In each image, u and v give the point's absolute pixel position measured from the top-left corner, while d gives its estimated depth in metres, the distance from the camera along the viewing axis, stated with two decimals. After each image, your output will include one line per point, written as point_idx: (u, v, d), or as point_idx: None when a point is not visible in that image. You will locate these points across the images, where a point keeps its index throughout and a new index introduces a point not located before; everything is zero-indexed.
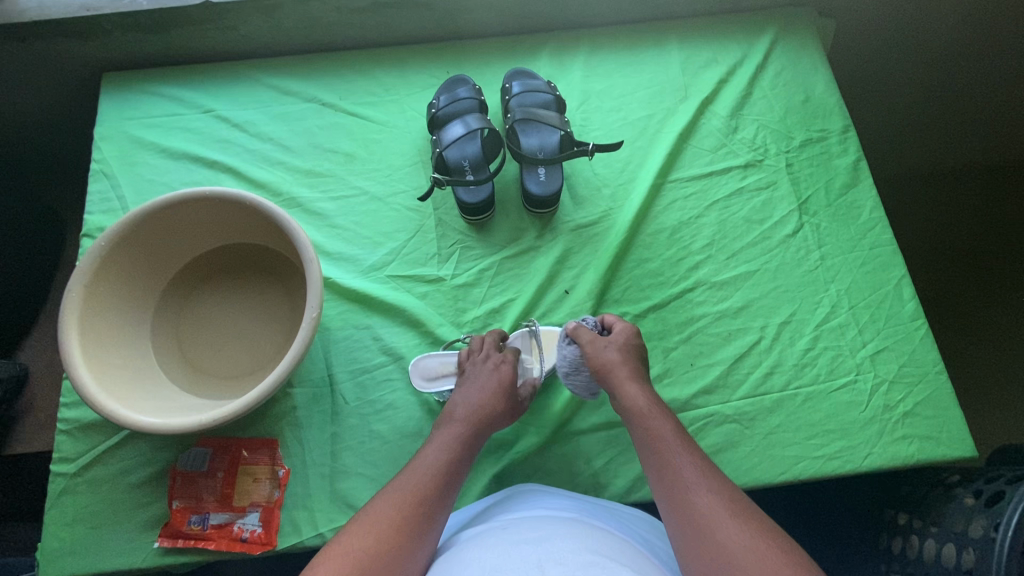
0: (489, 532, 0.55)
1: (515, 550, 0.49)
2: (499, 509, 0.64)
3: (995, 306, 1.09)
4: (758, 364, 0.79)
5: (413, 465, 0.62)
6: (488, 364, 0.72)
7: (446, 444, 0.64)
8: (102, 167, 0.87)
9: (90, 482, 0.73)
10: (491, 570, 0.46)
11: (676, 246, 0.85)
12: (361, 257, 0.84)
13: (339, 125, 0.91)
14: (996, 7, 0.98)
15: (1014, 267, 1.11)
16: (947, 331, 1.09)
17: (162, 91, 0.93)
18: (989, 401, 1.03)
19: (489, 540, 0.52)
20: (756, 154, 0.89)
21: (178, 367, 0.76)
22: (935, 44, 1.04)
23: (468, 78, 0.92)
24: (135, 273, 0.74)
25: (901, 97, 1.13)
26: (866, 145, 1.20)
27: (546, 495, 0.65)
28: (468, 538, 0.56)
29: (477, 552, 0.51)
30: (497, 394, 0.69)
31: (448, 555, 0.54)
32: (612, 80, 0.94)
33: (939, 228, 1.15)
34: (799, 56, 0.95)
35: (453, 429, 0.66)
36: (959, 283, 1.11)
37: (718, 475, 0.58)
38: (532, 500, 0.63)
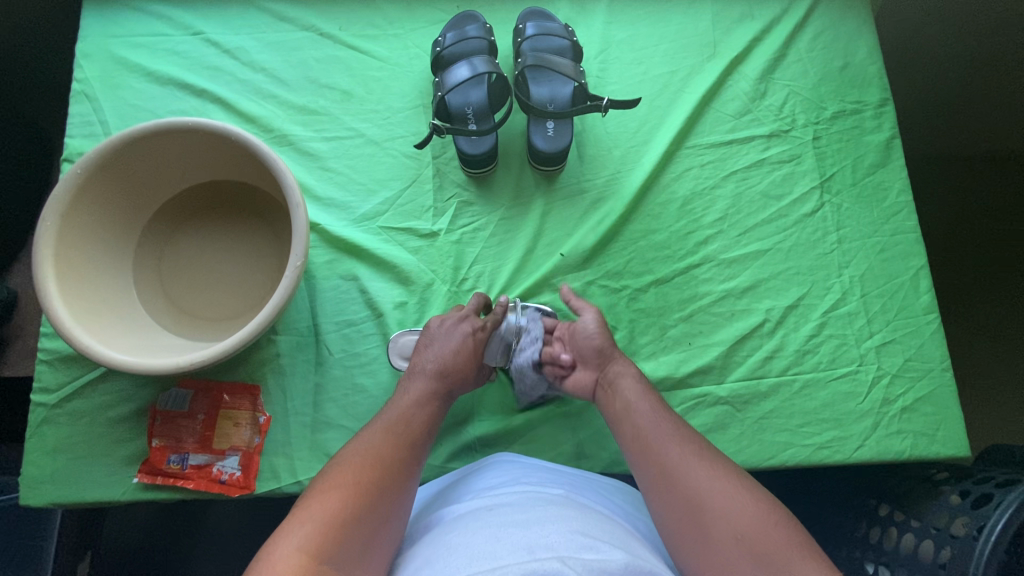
0: (473, 516, 0.53)
1: (502, 536, 0.47)
2: (482, 482, 0.62)
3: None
4: (759, 347, 0.76)
5: (386, 410, 0.61)
6: (460, 327, 0.68)
7: (419, 392, 0.63)
8: (83, 88, 0.82)
9: (70, 414, 0.72)
10: (478, 557, 0.45)
11: (686, 218, 0.80)
12: (353, 205, 0.80)
13: (336, 59, 0.84)
14: None
15: None
16: (955, 325, 1.05)
17: (147, 7, 0.85)
18: (987, 397, 1.01)
19: (477, 523, 0.51)
20: (782, 123, 0.83)
21: (160, 304, 0.74)
22: (994, 12, 0.94)
23: (478, 15, 0.84)
24: (115, 205, 0.71)
25: (950, 71, 1.03)
26: (904, 121, 1.12)
27: (529, 470, 0.63)
28: (452, 520, 0.54)
29: (463, 538, 0.49)
30: (467, 354, 0.66)
31: (432, 538, 0.52)
32: (636, 29, 0.86)
33: (966, 217, 1.09)
34: (844, 16, 0.86)
35: (427, 380, 0.64)
36: (984, 278, 1.06)
37: (682, 427, 0.60)
38: (515, 475, 0.62)
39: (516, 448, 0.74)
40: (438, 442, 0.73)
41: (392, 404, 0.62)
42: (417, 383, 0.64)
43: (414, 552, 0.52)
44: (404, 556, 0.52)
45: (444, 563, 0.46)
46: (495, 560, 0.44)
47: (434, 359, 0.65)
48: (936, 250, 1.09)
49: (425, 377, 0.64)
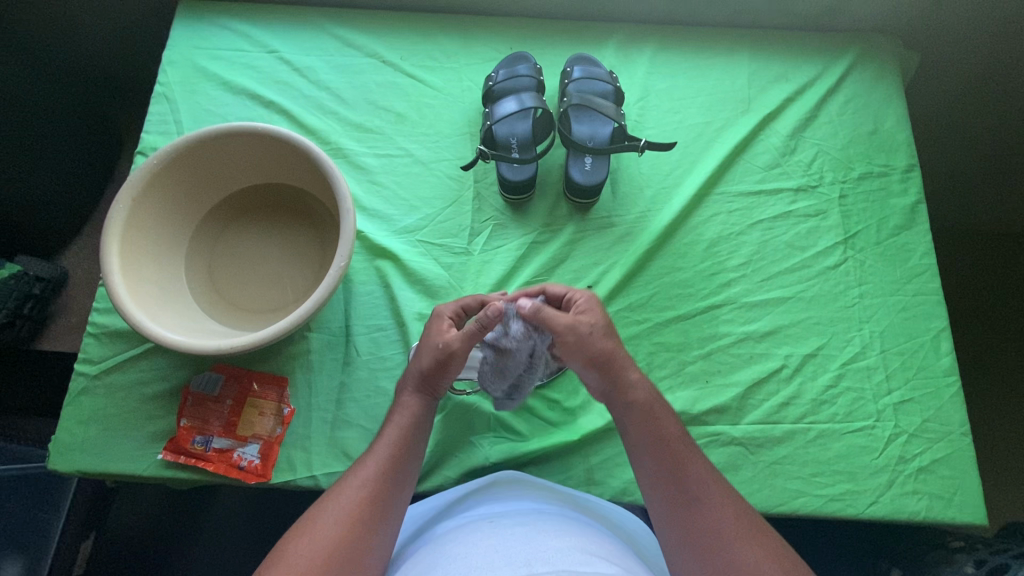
0: (477, 525, 0.55)
1: (501, 547, 0.49)
2: (488, 495, 0.64)
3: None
4: (776, 392, 0.77)
5: (378, 440, 0.60)
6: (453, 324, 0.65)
7: (402, 424, 0.61)
8: (165, 90, 0.90)
9: (108, 386, 0.76)
10: (476, 567, 0.46)
11: (712, 260, 0.83)
12: (395, 217, 0.85)
13: (395, 85, 0.91)
14: None
15: None
16: (975, 396, 1.05)
17: (230, 25, 0.94)
18: (1005, 475, 0.99)
19: (478, 533, 0.53)
20: (810, 179, 0.86)
21: (206, 292, 0.78)
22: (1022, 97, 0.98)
23: (529, 55, 0.90)
24: (180, 196, 0.77)
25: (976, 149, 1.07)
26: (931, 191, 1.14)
27: (532, 487, 0.65)
28: (457, 527, 0.56)
29: (464, 548, 0.50)
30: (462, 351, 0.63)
31: (436, 544, 0.54)
32: (676, 80, 0.90)
33: (988, 289, 1.10)
34: (874, 85, 0.91)
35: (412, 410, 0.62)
36: (1007, 351, 1.06)
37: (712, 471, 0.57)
38: (521, 492, 0.63)
39: (527, 465, 0.75)
40: (452, 453, 0.75)
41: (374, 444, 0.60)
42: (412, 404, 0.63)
43: (416, 556, 0.54)
44: (410, 560, 0.54)
45: (444, 570, 0.47)
46: (493, 571, 0.45)
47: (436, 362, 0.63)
48: (959, 320, 1.10)
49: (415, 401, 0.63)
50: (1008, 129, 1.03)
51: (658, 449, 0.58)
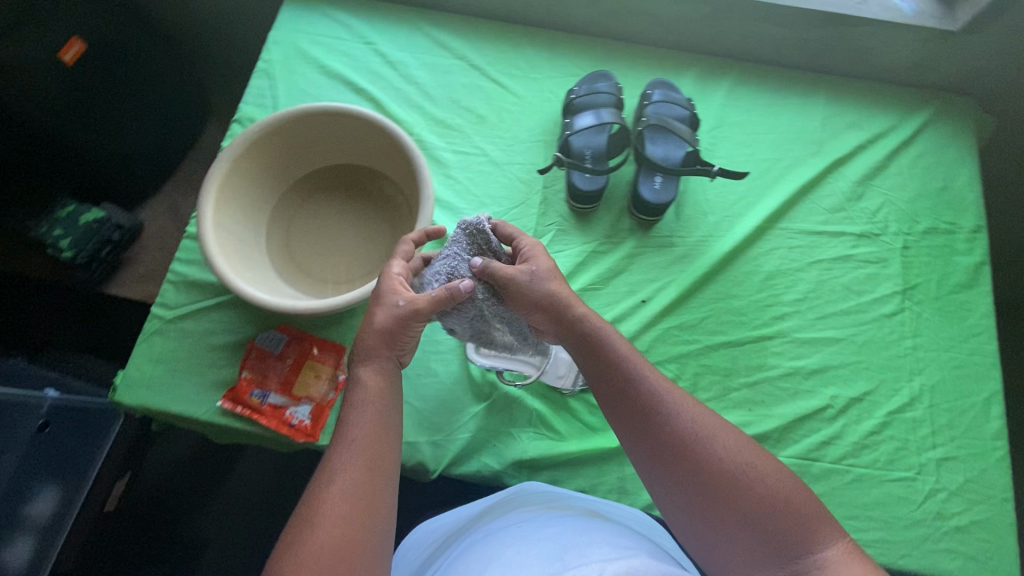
0: (507, 529, 0.58)
1: (532, 548, 0.51)
2: (514, 501, 0.67)
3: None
4: (818, 430, 0.77)
5: (354, 416, 0.55)
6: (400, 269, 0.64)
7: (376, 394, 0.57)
8: (267, 67, 0.96)
9: (179, 331, 0.81)
10: (512, 564, 0.49)
11: (767, 291, 0.84)
12: (464, 211, 0.89)
13: (479, 88, 0.96)
14: None
15: None
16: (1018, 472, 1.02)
17: (334, 16, 1.01)
18: None
19: (510, 536, 0.55)
20: (873, 227, 0.87)
21: (281, 257, 0.83)
22: None
23: (611, 74, 0.94)
24: (272, 164, 0.82)
25: None
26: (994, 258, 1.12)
27: (550, 491, 0.69)
28: (489, 532, 0.59)
29: (499, 550, 0.53)
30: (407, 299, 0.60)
31: (471, 547, 0.57)
32: (750, 116, 0.93)
33: None
34: (947, 144, 0.91)
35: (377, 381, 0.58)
36: None
37: (664, 379, 0.58)
38: (545, 498, 0.66)
39: (562, 465, 0.76)
40: (491, 441, 0.77)
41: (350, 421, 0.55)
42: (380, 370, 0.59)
43: (453, 559, 0.57)
44: (447, 563, 0.57)
45: (482, 569, 0.50)
46: (528, 567, 0.47)
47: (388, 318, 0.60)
48: None
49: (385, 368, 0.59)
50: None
51: (609, 367, 0.59)
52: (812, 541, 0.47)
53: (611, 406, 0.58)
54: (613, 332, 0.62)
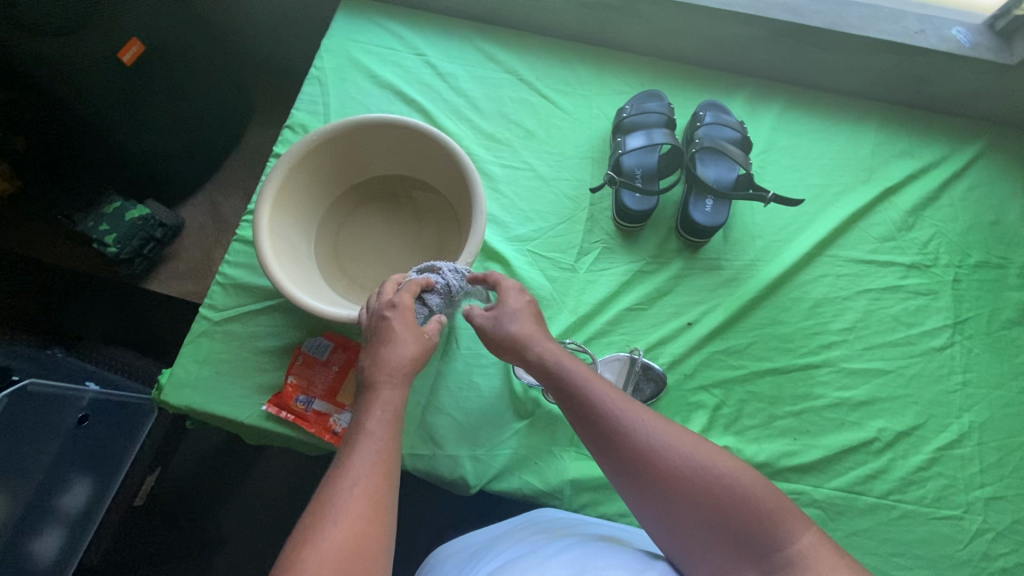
0: (531, 548, 0.59)
1: (556, 562, 0.53)
2: (536, 524, 0.68)
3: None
4: (863, 463, 0.76)
5: (355, 434, 0.52)
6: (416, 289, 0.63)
7: (382, 411, 0.54)
8: (319, 75, 0.98)
9: (227, 334, 0.82)
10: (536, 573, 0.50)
11: (814, 319, 0.83)
12: (510, 225, 0.89)
13: (528, 102, 0.96)
14: None
15: None
16: None
17: (386, 26, 1.02)
18: None
19: (533, 553, 0.57)
20: (923, 259, 0.86)
21: (330, 264, 0.84)
22: None
23: (661, 94, 0.94)
24: (325, 173, 0.83)
25: None
26: None
27: (572, 517, 0.70)
28: (513, 550, 0.60)
29: (522, 565, 0.54)
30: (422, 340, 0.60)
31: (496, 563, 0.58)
32: (800, 140, 0.92)
33: None
34: (1000, 177, 0.90)
35: (383, 396, 0.55)
36: None
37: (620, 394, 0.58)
38: (567, 523, 0.67)
39: (603, 486, 0.76)
40: (532, 458, 0.77)
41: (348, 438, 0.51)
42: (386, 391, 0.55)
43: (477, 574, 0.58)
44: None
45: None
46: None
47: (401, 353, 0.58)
48: None
49: (395, 389, 0.56)
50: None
51: (572, 393, 0.59)
52: (794, 537, 0.47)
53: (584, 430, 0.57)
54: (566, 354, 0.62)
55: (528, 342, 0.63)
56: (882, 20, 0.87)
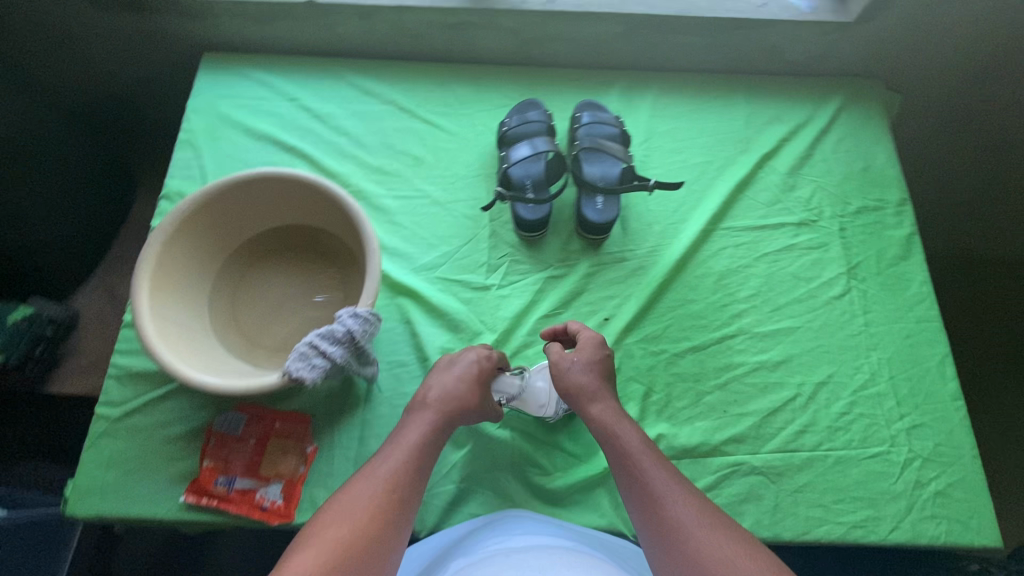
0: (493, 561, 0.59)
1: None
2: (494, 535, 0.67)
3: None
4: (791, 420, 0.79)
5: (389, 449, 0.62)
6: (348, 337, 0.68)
7: (414, 431, 0.64)
8: (189, 138, 0.93)
9: (130, 428, 0.76)
10: None
11: (722, 291, 0.86)
12: (414, 255, 0.87)
13: (411, 130, 0.95)
14: None
15: None
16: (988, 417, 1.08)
17: (253, 76, 0.98)
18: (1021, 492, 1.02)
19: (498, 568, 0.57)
20: (810, 214, 0.90)
21: (230, 333, 0.80)
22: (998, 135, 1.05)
23: (539, 102, 0.95)
24: (207, 239, 0.79)
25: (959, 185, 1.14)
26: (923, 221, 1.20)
27: (532, 522, 0.70)
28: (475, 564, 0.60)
29: None
30: (474, 381, 0.70)
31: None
32: (678, 123, 0.96)
33: (983, 314, 1.16)
34: (863, 126, 0.96)
35: (423, 416, 0.66)
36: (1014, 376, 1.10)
37: (676, 473, 0.63)
38: (527, 531, 0.67)
39: (551, 500, 0.75)
40: (475, 488, 0.75)
41: (385, 452, 0.63)
42: (419, 415, 0.66)
43: None
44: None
45: None
46: None
47: (437, 390, 0.68)
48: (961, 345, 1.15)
49: (428, 412, 0.66)
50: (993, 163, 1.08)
51: (622, 458, 0.64)
52: None
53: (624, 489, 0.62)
54: (628, 426, 0.67)
55: (588, 403, 0.69)
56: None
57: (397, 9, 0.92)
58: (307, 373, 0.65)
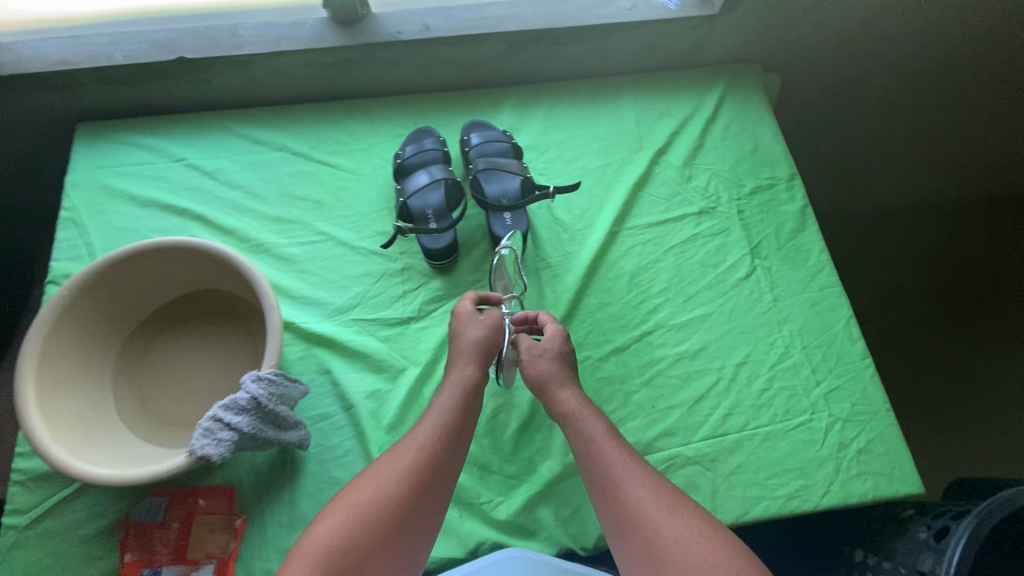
0: None
1: None
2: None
3: (942, 348, 1.20)
4: (717, 405, 0.81)
5: (409, 441, 0.64)
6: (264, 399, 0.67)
7: (435, 418, 0.66)
8: (71, 215, 0.88)
9: (40, 535, 0.71)
10: None
11: (636, 289, 0.88)
12: (326, 300, 0.85)
13: (307, 173, 0.94)
14: (903, 77, 1.10)
15: (949, 292, 1.24)
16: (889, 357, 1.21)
17: (134, 141, 0.94)
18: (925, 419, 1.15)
19: None
20: (708, 202, 0.93)
21: (138, 415, 0.76)
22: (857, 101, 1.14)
23: (432, 129, 0.95)
24: (97, 321, 0.75)
25: (837, 149, 1.23)
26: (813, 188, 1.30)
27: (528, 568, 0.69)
28: None
29: None
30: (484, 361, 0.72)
31: None
32: (572, 131, 0.97)
33: (872, 262, 1.28)
34: (747, 109, 1.00)
35: (443, 402, 0.67)
36: (903, 312, 1.24)
37: (643, 462, 0.62)
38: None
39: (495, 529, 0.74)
40: None
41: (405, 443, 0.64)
42: (442, 400, 0.68)
43: None
44: None
45: None
46: None
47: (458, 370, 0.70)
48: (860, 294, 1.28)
49: (450, 396, 0.68)
50: (853, 130, 1.19)
51: (586, 449, 0.64)
52: None
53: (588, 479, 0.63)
54: (593, 416, 0.67)
55: (557, 390, 0.70)
56: (598, 6, 0.94)
57: (271, 55, 0.90)
58: (212, 450, 0.63)
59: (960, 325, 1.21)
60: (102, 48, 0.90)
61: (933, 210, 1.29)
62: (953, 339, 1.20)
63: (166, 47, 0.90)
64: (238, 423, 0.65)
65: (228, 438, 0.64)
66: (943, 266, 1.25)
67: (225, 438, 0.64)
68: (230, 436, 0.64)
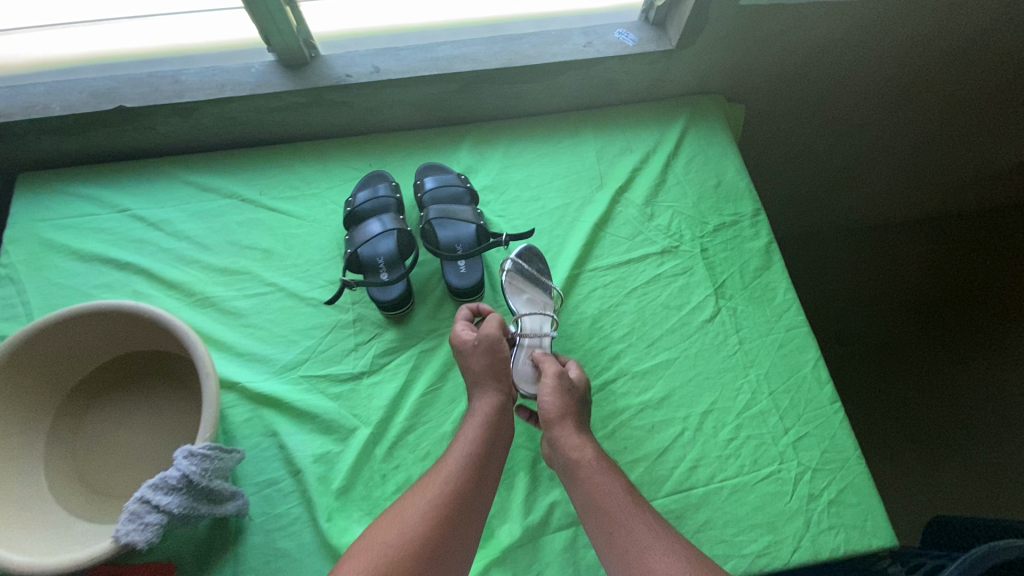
0: None
1: None
2: None
3: (897, 370, 1.24)
4: (682, 457, 0.78)
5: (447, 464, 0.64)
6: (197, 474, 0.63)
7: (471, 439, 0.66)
8: (7, 272, 0.84)
9: None
10: None
11: (597, 335, 0.85)
12: (274, 357, 0.82)
13: (258, 221, 0.90)
14: (863, 108, 1.11)
15: (890, 305, 1.33)
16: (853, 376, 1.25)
17: (77, 191, 0.91)
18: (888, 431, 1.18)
19: None
20: (672, 241, 0.91)
21: (71, 488, 0.71)
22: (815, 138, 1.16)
23: (386, 173, 0.92)
24: (26, 391, 0.71)
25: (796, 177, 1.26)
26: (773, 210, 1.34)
27: None
28: None
29: None
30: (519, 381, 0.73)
31: None
32: (531, 169, 0.95)
33: (825, 282, 1.35)
34: (710, 142, 0.98)
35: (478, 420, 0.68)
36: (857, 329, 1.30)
37: (664, 523, 0.60)
38: None
39: None
40: None
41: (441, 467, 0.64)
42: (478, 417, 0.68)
43: None
44: None
45: None
46: None
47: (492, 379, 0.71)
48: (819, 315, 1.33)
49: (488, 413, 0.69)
50: (814, 156, 1.21)
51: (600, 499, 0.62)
52: None
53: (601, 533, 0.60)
54: (613, 468, 0.65)
55: (575, 425, 0.68)
56: (554, 44, 0.92)
57: (215, 102, 0.87)
58: (139, 535, 0.59)
59: (908, 342, 1.27)
60: (39, 98, 0.86)
61: (873, 231, 1.40)
62: (903, 351, 1.27)
63: (105, 95, 0.86)
64: (169, 503, 0.62)
65: (155, 521, 0.61)
66: (890, 288, 1.33)
67: (152, 520, 0.60)
68: (157, 517, 0.61)
